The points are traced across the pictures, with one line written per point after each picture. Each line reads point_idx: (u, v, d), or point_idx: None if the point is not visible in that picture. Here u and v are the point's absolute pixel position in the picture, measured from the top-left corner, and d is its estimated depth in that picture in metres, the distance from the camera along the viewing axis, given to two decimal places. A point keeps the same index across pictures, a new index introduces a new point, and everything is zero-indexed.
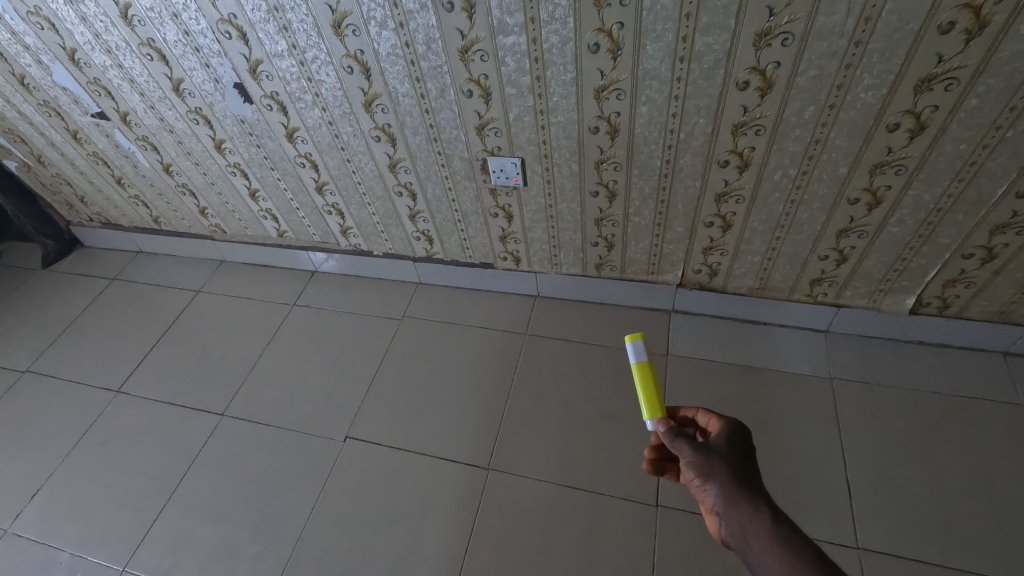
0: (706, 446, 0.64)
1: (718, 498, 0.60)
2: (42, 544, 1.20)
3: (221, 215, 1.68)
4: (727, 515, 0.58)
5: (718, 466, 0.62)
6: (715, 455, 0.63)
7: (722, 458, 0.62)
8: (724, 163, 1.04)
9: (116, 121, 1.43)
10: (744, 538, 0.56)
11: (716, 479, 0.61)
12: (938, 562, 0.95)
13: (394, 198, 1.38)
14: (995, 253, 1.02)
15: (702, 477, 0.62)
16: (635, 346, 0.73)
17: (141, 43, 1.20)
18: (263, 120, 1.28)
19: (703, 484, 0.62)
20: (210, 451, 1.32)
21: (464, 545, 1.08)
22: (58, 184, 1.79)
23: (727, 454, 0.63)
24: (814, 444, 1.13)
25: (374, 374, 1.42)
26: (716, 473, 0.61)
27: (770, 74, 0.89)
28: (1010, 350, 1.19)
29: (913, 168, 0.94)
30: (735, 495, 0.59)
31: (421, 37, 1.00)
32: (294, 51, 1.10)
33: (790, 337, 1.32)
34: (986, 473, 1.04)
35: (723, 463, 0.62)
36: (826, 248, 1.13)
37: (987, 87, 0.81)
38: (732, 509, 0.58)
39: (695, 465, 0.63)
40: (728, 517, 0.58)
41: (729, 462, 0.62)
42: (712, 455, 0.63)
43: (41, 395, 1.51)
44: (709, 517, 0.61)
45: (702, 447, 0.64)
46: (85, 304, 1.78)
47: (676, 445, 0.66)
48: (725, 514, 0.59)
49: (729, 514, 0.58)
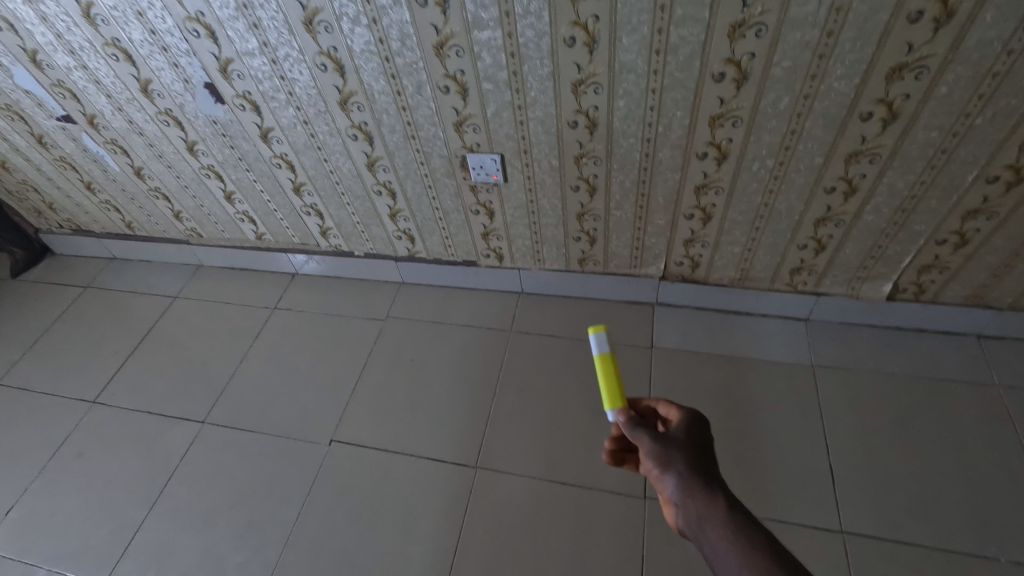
0: (665, 436, 0.65)
1: (675, 486, 0.60)
2: (18, 561, 1.17)
3: (196, 219, 1.65)
4: (684, 503, 0.59)
5: (676, 454, 0.62)
6: (674, 444, 0.64)
7: (680, 448, 0.63)
8: (702, 155, 1.04)
9: (83, 124, 1.39)
10: (701, 527, 0.56)
11: (674, 469, 0.61)
12: (920, 542, 0.97)
13: (374, 198, 1.36)
14: (967, 238, 1.04)
15: (661, 466, 0.62)
16: (597, 338, 0.73)
17: (105, 43, 1.16)
18: (236, 120, 1.25)
19: (662, 473, 0.62)
20: (191, 460, 1.29)
21: (454, 545, 1.07)
22: (24, 191, 1.74)
23: (686, 444, 0.64)
24: (797, 431, 1.14)
25: (358, 376, 1.40)
26: (675, 463, 0.61)
27: (745, 65, 0.89)
28: (984, 333, 1.22)
29: (887, 156, 0.95)
30: (693, 485, 0.59)
31: (395, 33, 0.98)
32: (265, 49, 1.07)
33: (772, 326, 1.33)
34: (964, 453, 1.06)
35: (680, 452, 0.63)
36: (805, 237, 1.14)
37: (956, 75, 0.82)
38: (688, 497, 0.59)
39: (654, 454, 0.63)
40: (685, 505, 0.58)
41: (687, 452, 0.63)
42: (670, 444, 0.63)
43: (13, 408, 1.46)
44: (668, 508, 0.61)
45: (661, 437, 0.65)
46: (57, 313, 1.73)
47: (636, 436, 0.67)
48: (682, 502, 0.59)
49: (685, 502, 0.58)
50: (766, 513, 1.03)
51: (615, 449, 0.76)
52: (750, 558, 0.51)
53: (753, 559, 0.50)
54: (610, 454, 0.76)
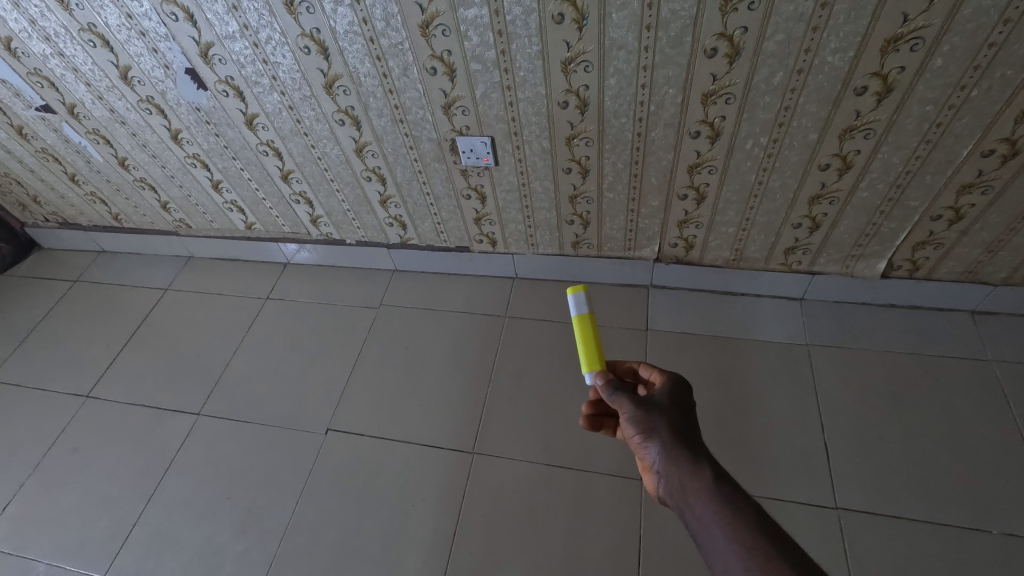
0: (647, 402, 0.66)
1: (657, 452, 0.62)
2: (16, 556, 1.16)
3: (184, 209, 1.62)
4: (665, 469, 0.60)
5: (659, 421, 0.64)
6: (656, 411, 0.65)
7: (663, 414, 0.65)
8: (695, 134, 1.03)
9: (63, 114, 1.36)
10: (684, 495, 0.57)
11: (659, 439, 0.62)
12: (913, 516, 0.98)
13: (363, 184, 1.34)
14: (962, 214, 1.03)
15: (643, 433, 0.64)
16: (576, 298, 0.73)
17: (81, 28, 1.13)
18: (220, 107, 1.23)
19: (644, 439, 0.63)
20: (188, 452, 1.29)
21: (452, 529, 1.08)
22: (8, 184, 1.71)
23: (668, 410, 0.65)
24: (792, 411, 1.14)
25: (353, 365, 1.39)
26: (660, 432, 0.62)
27: (737, 40, 0.87)
28: (978, 309, 1.22)
29: (881, 131, 0.94)
30: (678, 454, 0.60)
31: (379, 13, 0.96)
32: (245, 32, 1.05)
33: (767, 306, 1.33)
34: (957, 428, 1.07)
35: (663, 418, 0.64)
36: (800, 215, 1.13)
37: (952, 46, 0.81)
38: (669, 463, 0.60)
39: (638, 422, 0.65)
40: (668, 473, 0.59)
41: (671, 420, 0.64)
42: (652, 410, 0.65)
43: (5, 404, 1.45)
44: (648, 474, 0.63)
45: (644, 403, 0.66)
46: (47, 308, 1.71)
47: (619, 402, 0.68)
48: (663, 467, 0.60)
49: (666, 467, 0.60)
50: (762, 492, 1.04)
51: (592, 414, 0.81)
52: (734, 526, 0.51)
53: (730, 521, 0.52)
54: (586, 418, 0.80)
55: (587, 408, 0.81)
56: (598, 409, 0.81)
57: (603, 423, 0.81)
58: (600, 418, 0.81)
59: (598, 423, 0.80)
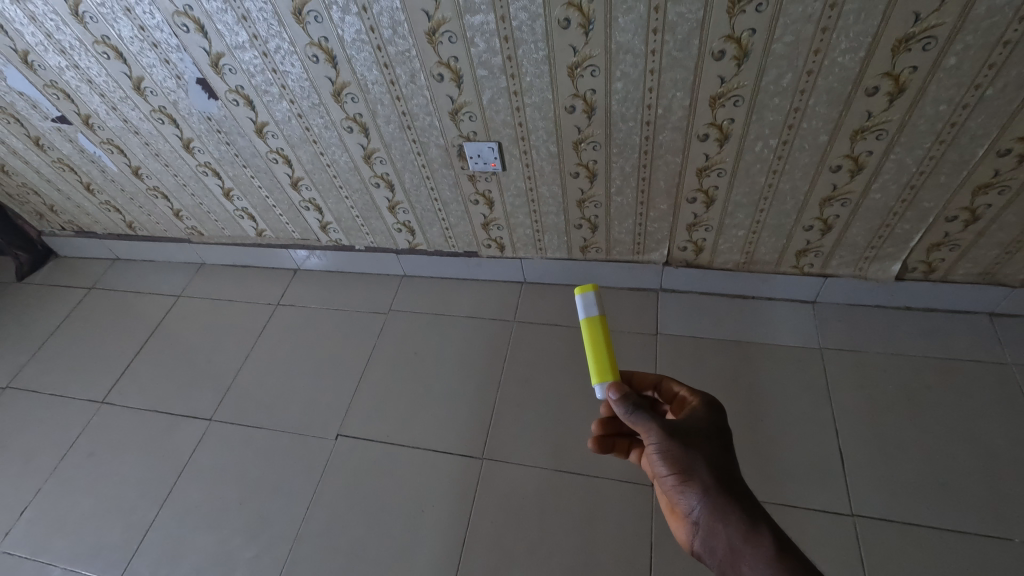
0: (684, 438, 0.65)
1: (699, 497, 0.61)
2: (33, 560, 1.18)
3: (196, 217, 1.64)
4: (709, 518, 0.61)
5: (700, 468, 0.63)
6: (693, 448, 0.64)
7: (701, 452, 0.64)
8: (703, 136, 1.02)
9: (78, 125, 1.39)
10: (732, 556, 0.57)
11: (702, 489, 0.62)
12: (930, 523, 0.96)
13: (372, 190, 1.35)
14: (978, 214, 1.01)
15: (684, 478, 0.63)
16: (585, 299, 0.68)
17: (95, 41, 1.15)
18: (230, 116, 1.24)
19: (683, 480, 0.63)
20: (200, 457, 1.30)
21: (461, 537, 1.07)
22: (26, 194, 1.74)
23: (705, 446, 0.64)
24: (806, 417, 1.13)
25: (362, 372, 1.39)
26: (704, 483, 0.62)
27: (745, 42, 0.87)
28: (996, 311, 1.20)
29: (894, 132, 0.93)
30: (726, 510, 0.60)
31: (386, 20, 0.96)
32: (255, 42, 1.06)
33: (779, 310, 1.31)
34: (976, 433, 1.05)
35: (704, 461, 0.63)
36: (811, 218, 1.12)
37: (966, 45, 0.79)
38: (712, 512, 0.60)
39: (676, 464, 0.64)
40: (714, 528, 0.60)
41: (712, 468, 0.63)
42: (689, 447, 0.64)
43: (23, 411, 1.47)
44: (685, 522, 0.63)
45: (678, 435, 0.65)
46: (63, 315, 1.74)
47: (646, 426, 0.65)
48: (707, 517, 0.61)
49: (711, 516, 0.60)
50: (775, 497, 1.03)
51: (602, 436, 0.80)
52: None
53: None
54: (596, 440, 0.79)
55: (597, 428, 0.80)
56: (608, 429, 0.80)
57: (615, 444, 0.80)
58: (611, 439, 0.80)
59: (610, 444, 0.80)
